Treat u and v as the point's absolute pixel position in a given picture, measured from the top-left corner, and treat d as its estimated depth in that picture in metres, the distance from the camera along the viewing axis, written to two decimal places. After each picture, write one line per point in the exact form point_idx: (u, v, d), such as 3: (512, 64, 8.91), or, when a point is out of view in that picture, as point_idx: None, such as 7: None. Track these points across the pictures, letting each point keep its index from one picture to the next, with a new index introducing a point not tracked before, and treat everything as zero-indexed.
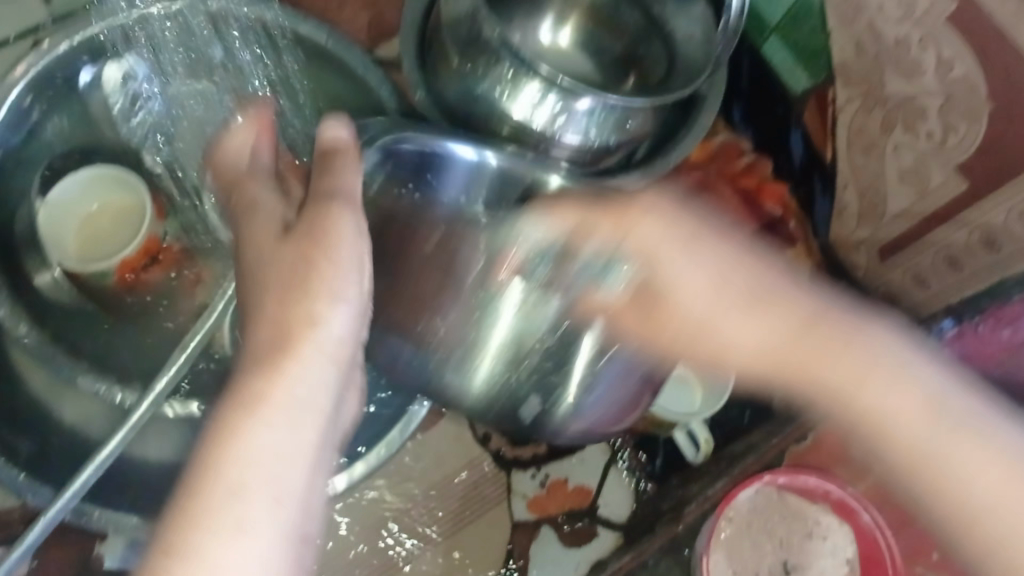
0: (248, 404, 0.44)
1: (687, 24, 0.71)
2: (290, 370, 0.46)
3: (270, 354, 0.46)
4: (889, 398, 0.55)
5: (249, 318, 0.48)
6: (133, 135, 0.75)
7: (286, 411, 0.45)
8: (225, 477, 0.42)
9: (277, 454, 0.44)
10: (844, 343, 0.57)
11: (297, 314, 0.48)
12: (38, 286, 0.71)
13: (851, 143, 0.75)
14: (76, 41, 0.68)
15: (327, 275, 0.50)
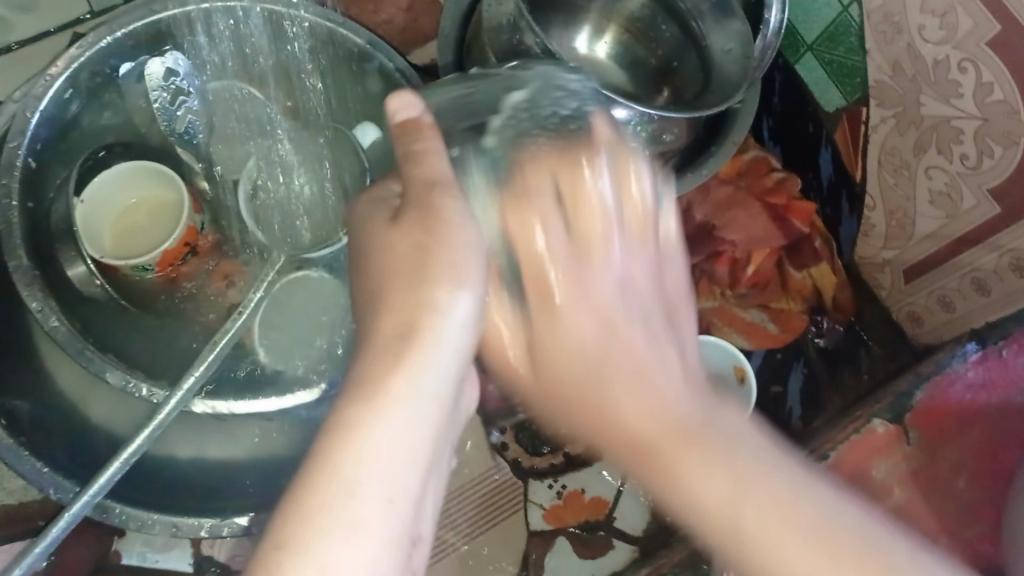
0: (369, 401, 0.38)
1: (724, 38, 0.72)
2: (417, 361, 0.40)
3: (382, 346, 0.40)
4: (643, 401, 0.40)
5: (358, 295, 0.42)
6: (169, 129, 0.75)
7: (426, 402, 0.39)
8: (340, 470, 0.36)
9: (405, 458, 0.38)
10: (633, 363, 0.41)
11: (407, 302, 0.41)
12: (72, 279, 0.70)
13: (882, 163, 0.75)
14: (122, 34, 0.68)
15: (447, 261, 0.41)
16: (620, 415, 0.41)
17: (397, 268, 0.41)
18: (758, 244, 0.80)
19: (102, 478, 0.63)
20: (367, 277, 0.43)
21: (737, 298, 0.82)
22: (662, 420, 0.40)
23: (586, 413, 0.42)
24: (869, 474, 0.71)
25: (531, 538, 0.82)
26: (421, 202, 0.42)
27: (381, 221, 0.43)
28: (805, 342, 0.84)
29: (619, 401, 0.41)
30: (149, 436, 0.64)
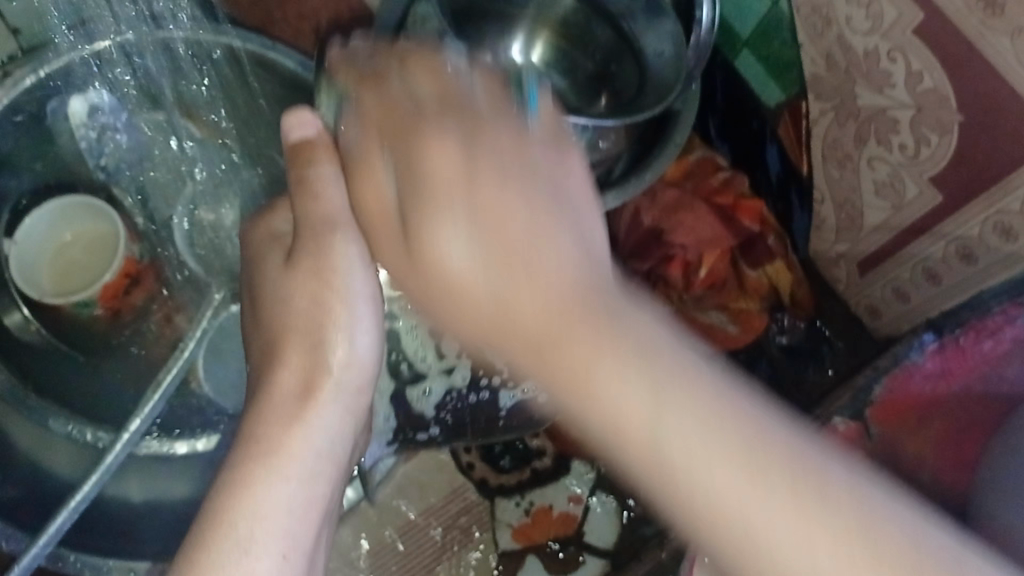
0: (260, 459, 0.45)
1: (657, 41, 0.71)
2: (314, 421, 0.47)
3: (269, 404, 0.47)
4: (626, 389, 0.34)
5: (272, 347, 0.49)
6: (103, 167, 0.76)
7: (303, 466, 0.46)
8: (238, 527, 0.42)
9: (286, 508, 0.44)
10: (517, 257, 0.37)
11: (301, 353, 0.49)
12: (10, 326, 0.71)
13: (826, 157, 0.74)
14: (43, 73, 0.66)
15: (326, 310, 0.49)
16: (682, 477, 0.33)
17: (292, 313, 0.49)
18: (708, 246, 0.80)
19: (49, 528, 0.60)
20: (267, 316, 0.50)
21: (694, 301, 0.81)
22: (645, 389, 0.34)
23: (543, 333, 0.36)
24: None
25: (501, 558, 0.81)
26: (314, 246, 0.49)
27: (278, 264, 0.51)
28: (769, 340, 0.83)
29: (598, 374, 0.34)
30: (97, 480, 0.62)
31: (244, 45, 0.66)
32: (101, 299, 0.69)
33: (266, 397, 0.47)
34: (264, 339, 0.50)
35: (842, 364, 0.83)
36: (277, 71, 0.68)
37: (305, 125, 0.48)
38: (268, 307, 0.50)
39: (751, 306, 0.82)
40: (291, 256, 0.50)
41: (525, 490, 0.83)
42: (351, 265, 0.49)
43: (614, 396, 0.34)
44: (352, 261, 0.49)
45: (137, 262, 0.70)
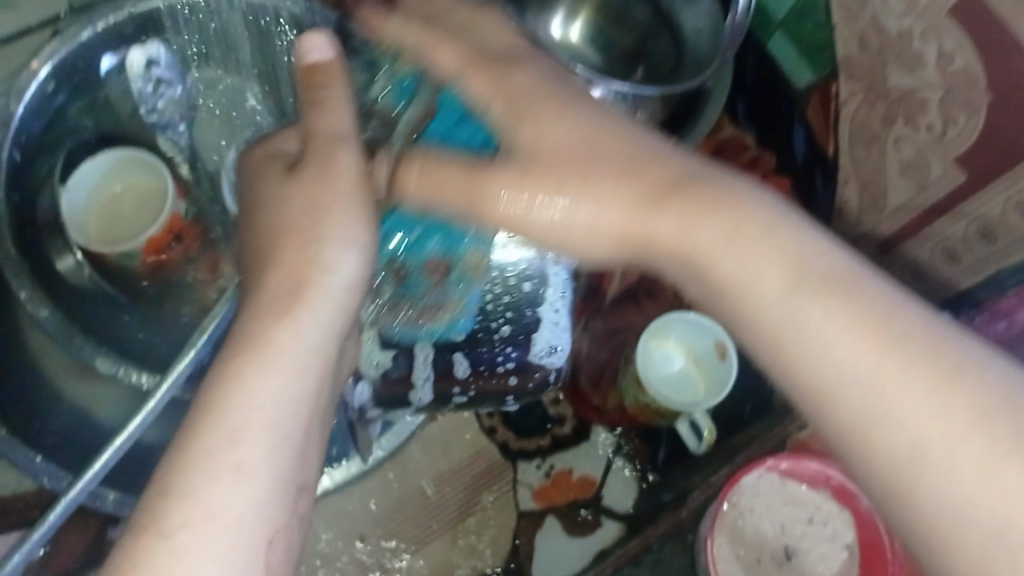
0: (250, 348, 0.44)
1: (696, 17, 0.73)
2: (307, 319, 0.46)
3: (261, 301, 0.46)
4: (838, 344, 0.38)
5: (259, 256, 0.49)
6: (153, 121, 0.77)
7: (293, 359, 0.45)
8: (223, 418, 0.42)
9: (275, 399, 0.43)
10: (685, 255, 0.44)
11: (291, 257, 0.48)
12: (61, 270, 0.72)
13: (853, 138, 0.77)
14: (106, 25, 0.68)
15: (309, 220, 0.48)
16: (863, 387, 0.37)
17: (279, 226, 0.49)
18: None
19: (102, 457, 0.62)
20: (263, 228, 0.49)
21: None
22: (860, 315, 0.38)
23: (772, 341, 0.40)
24: None
25: (520, 520, 0.83)
26: (320, 157, 0.49)
27: (279, 178, 0.50)
28: None
29: (806, 330, 0.39)
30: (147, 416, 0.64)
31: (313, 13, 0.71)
32: (145, 252, 0.71)
33: (259, 291, 0.47)
34: (254, 257, 0.49)
35: None
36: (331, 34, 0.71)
37: (318, 46, 0.50)
38: (266, 222, 0.49)
39: None
40: (294, 166, 0.50)
41: (546, 454, 0.85)
42: (357, 177, 0.49)
43: (816, 337, 0.38)
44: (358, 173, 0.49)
45: (181, 219, 0.72)
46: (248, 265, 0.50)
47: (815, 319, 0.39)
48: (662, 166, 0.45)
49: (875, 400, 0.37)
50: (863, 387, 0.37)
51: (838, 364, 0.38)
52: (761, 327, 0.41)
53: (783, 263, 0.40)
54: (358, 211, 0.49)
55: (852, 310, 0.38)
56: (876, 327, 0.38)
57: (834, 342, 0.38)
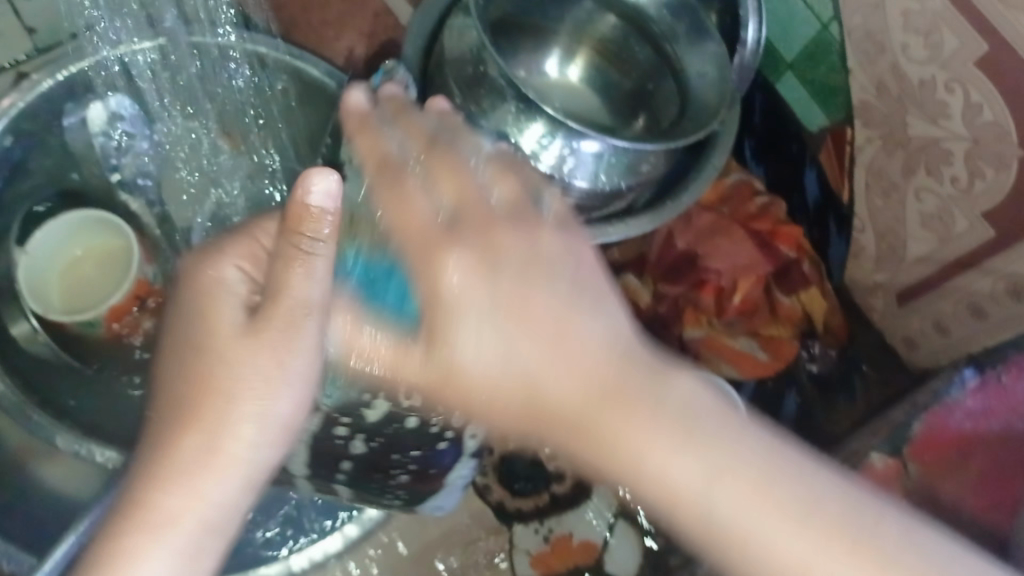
0: (142, 525, 0.42)
1: (700, 61, 0.68)
2: (213, 494, 0.43)
3: (164, 466, 0.42)
4: (712, 477, 0.38)
5: (162, 413, 0.44)
6: (119, 179, 0.72)
7: (186, 542, 0.42)
8: None
9: None
10: (554, 331, 0.40)
11: (204, 427, 0.43)
12: (18, 337, 0.68)
13: (870, 185, 0.72)
14: (63, 76, 0.64)
15: (242, 375, 0.44)
16: (648, 465, 0.38)
17: (204, 377, 0.44)
18: (743, 272, 0.77)
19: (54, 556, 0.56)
20: (174, 362, 0.45)
21: (724, 327, 0.78)
22: (699, 461, 0.38)
23: (667, 495, 0.39)
24: None
25: None
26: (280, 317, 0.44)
27: (235, 322, 0.44)
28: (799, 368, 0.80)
29: (647, 465, 0.38)
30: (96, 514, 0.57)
31: (273, 52, 0.66)
32: (106, 318, 0.67)
33: (161, 452, 0.43)
34: (166, 398, 0.44)
35: (874, 396, 0.81)
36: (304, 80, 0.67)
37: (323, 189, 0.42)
38: (196, 371, 0.44)
39: (782, 333, 0.79)
40: (252, 319, 0.44)
41: (543, 517, 0.80)
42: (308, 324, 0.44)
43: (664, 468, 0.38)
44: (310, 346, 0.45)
45: (149, 283, 0.68)
46: (160, 407, 0.45)
47: (680, 464, 0.38)
48: (542, 292, 0.40)
49: (631, 458, 0.39)
50: (660, 459, 0.38)
51: (645, 465, 0.38)
52: (611, 457, 0.39)
53: (589, 361, 0.39)
54: (311, 354, 0.45)
55: (698, 436, 0.38)
56: (617, 385, 0.39)
57: (561, 385, 0.39)
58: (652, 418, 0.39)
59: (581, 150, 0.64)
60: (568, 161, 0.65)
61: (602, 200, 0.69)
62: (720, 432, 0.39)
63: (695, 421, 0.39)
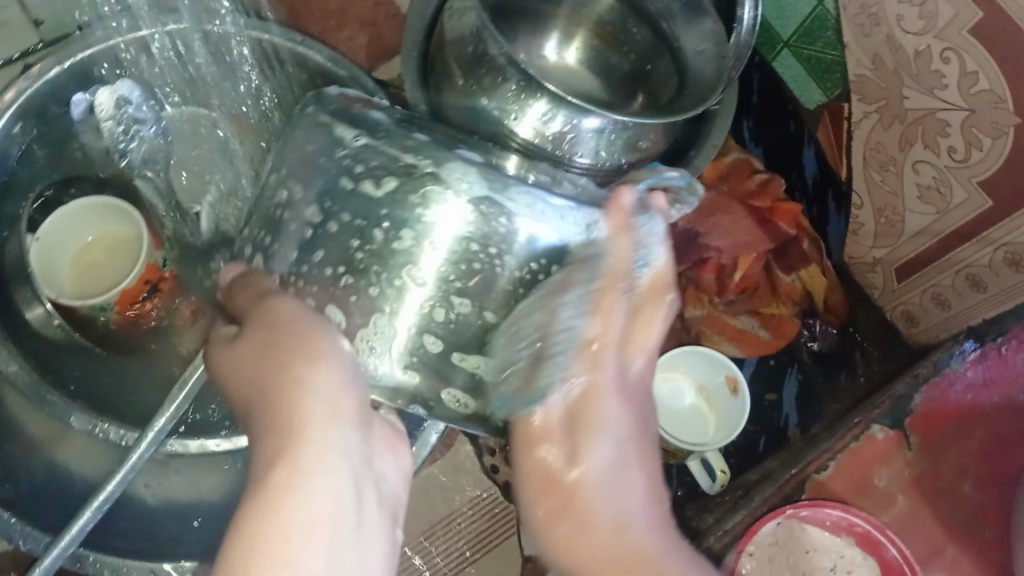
0: (271, 508, 0.40)
1: (697, 39, 0.69)
2: (328, 481, 0.43)
3: (282, 460, 0.42)
4: (637, 572, 0.49)
5: (261, 426, 0.45)
6: (128, 163, 0.73)
7: (315, 528, 0.41)
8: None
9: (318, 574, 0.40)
10: (636, 560, 0.49)
11: (316, 431, 0.44)
12: (31, 321, 0.68)
13: (868, 160, 0.72)
14: (70, 64, 0.64)
15: (310, 373, 0.45)
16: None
17: (279, 365, 0.45)
18: (745, 250, 0.78)
19: (74, 530, 0.58)
20: (258, 394, 0.46)
21: (725, 306, 0.79)
22: (652, 547, 0.50)
23: (632, 559, 0.49)
24: (872, 483, 0.71)
25: (525, 562, 0.79)
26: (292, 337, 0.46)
27: (257, 342, 0.47)
28: (799, 346, 0.82)
29: (643, 575, 0.49)
30: (121, 479, 0.59)
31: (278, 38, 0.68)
32: (119, 302, 0.68)
33: (281, 441, 0.43)
34: (259, 429, 0.45)
35: (875, 372, 0.81)
36: (307, 63, 0.68)
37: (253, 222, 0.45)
38: (270, 376, 0.46)
39: (783, 311, 0.80)
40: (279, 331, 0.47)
41: None
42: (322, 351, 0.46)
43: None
44: (330, 348, 0.46)
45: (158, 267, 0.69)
46: (263, 431, 0.45)
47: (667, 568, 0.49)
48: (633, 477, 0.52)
49: None
50: None
51: None
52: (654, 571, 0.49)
53: (625, 544, 0.50)
54: (330, 365, 0.46)
55: None
56: (632, 562, 0.49)
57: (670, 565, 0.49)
58: (626, 563, 0.49)
59: (583, 126, 0.65)
60: (569, 137, 0.66)
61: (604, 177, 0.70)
62: (665, 569, 0.49)
63: (655, 557, 0.49)
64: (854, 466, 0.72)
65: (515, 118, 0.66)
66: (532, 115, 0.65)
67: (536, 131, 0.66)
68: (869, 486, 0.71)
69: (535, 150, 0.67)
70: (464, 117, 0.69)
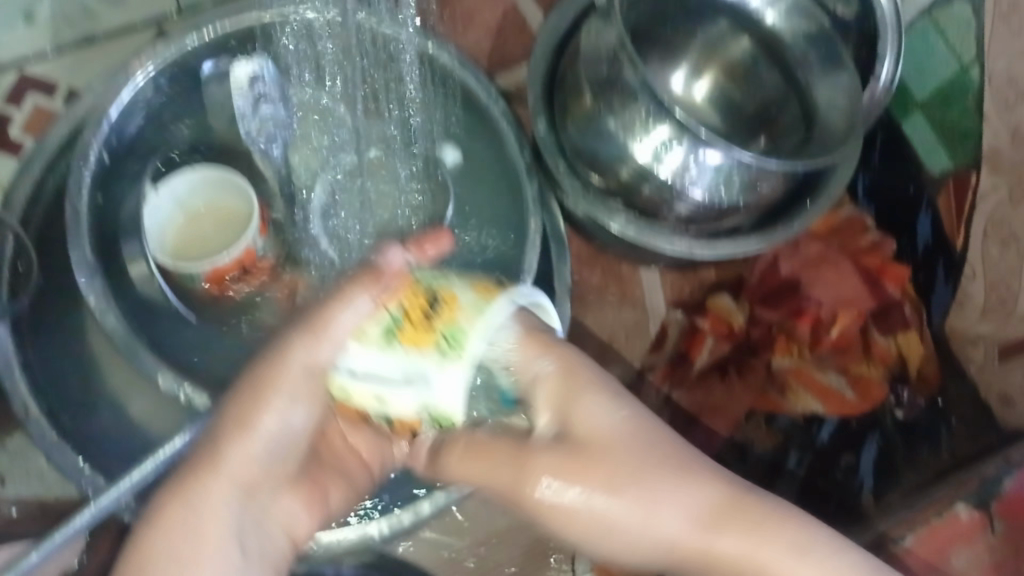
0: (211, 470, 0.46)
1: (832, 89, 0.67)
2: (224, 493, 0.46)
3: (196, 484, 0.46)
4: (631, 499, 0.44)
5: (214, 446, 0.47)
6: (252, 135, 0.71)
7: (226, 513, 0.47)
8: (181, 531, 0.46)
9: (227, 534, 0.47)
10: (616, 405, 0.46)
11: (239, 449, 0.47)
12: (133, 278, 0.67)
13: (987, 234, 0.70)
14: (208, 36, 0.66)
15: (244, 434, 0.47)
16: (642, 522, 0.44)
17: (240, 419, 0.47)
18: (845, 305, 0.78)
19: (139, 472, 0.59)
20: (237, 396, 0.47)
21: (815, 361, 0.78)
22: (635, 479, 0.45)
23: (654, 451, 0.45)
24: (948, 562, 0.66)
25: None
26: (242, 423, 0.47)
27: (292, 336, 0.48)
28: (884, 413, 0.78)
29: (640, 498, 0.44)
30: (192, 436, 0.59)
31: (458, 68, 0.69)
32: (208, 279, 0.66)
33: (220, 457, 0.47)
34: (214, 441, 0.47)
35: (958, 448, 0.77)
36: (473, 96, 0.70)
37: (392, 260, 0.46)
38: (234, 422, 0.47)
39: (874, 373, 0.78)
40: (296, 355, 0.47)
41: None
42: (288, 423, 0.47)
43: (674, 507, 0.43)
44: (285, 404, 0.47)
45: (256, 254, 0.67)
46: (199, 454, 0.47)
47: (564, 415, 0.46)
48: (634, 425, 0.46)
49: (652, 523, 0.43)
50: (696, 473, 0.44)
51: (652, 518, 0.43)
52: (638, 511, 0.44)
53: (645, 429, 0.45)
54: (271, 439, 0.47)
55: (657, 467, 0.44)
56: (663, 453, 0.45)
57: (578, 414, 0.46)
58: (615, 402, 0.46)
59: (703, 160, 0.64)
60: (689, 171, 0.66)
61: (719, 211, 0.69)
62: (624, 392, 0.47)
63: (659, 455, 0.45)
64: (930, 543, 0.67)
65: (639, 139, 0.66)
66: (653, 140, 0.65)
67: (655, 158, 0.66)
68: (943, 565, 0.66)
69: (653, 177, 0.68)
70: (587, 137, 0.69)
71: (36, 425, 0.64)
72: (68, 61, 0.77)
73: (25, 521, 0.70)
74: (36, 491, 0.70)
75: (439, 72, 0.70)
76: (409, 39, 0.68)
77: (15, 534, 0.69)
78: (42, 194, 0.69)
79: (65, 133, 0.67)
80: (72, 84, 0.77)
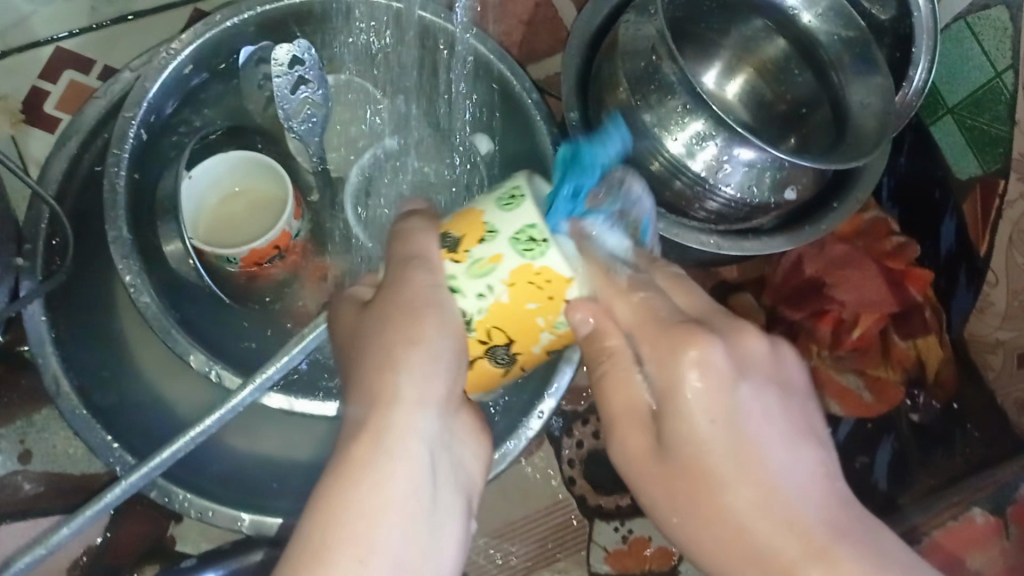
0: (370, 434, 0.44)
1: (865, 91, 0.68)
2: (396, 450, 0.44)
3: (367, 451, 0.44)
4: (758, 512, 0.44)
5: (375, 403, 0.45)
6: (287, 116, 0.71)
7: (408, 474, 0.44)
8: (361, 506, 0.42)
9: (400, 496, 0.43)
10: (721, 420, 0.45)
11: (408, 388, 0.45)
12: (167, 254, 0.67)
13: (1014, 240, 0.70)
14: (247, 17, 0.66)
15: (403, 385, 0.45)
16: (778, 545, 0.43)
17: (391, 360, 0.45)
18: (869, 307, 0.78)
19: (172, 450, 0.59)
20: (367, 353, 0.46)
21: (835, 360, 0.79)
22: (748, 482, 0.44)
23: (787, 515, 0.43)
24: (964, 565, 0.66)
25: None
26: (389, 374, 0.45)
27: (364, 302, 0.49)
28: (900, 415, 0.80)
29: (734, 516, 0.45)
30: (220, 418, 0.59)
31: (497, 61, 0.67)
32: (245, 262, 0.66)
33: (378, 401, 0.45)
34: (366, 393, 0.46)
35: (972, 454, 0.77)
36: (512, 90, 0.68)
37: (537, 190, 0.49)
38: (379, 358, 0.46)
39: (891, 375, 0.79)
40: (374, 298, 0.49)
41: (625, 518, 0.80)
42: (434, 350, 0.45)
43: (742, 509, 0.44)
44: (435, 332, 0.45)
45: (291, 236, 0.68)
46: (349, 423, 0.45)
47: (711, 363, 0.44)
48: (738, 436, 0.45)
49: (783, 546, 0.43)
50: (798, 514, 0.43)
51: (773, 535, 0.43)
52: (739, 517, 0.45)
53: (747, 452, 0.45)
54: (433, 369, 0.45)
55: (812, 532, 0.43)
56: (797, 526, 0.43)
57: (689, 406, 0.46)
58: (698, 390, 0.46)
59: (737, 157, 0.65)
60: (722, 167, 0.66)
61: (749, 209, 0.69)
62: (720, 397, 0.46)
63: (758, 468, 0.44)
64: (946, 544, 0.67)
65: (673, 135, 0.67)
66: (687, 134, 0.66)
67: (687, 151, 0.66)
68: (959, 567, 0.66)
69: (685, 172, 0.68)
70: None
71: (66, 400, 0.64)
72: (104, 39, 0.77)
73: (48, 494, 0.70)
74: (60, 465, 0.71)
75: (472, 61, 0.69)
76: (451, 28, 0.67)
77: (39, 507, 0.69)
78: (77, 169, 0.69)
79: (104, 107, 0.68)
80: (107, 63, 0.77)
